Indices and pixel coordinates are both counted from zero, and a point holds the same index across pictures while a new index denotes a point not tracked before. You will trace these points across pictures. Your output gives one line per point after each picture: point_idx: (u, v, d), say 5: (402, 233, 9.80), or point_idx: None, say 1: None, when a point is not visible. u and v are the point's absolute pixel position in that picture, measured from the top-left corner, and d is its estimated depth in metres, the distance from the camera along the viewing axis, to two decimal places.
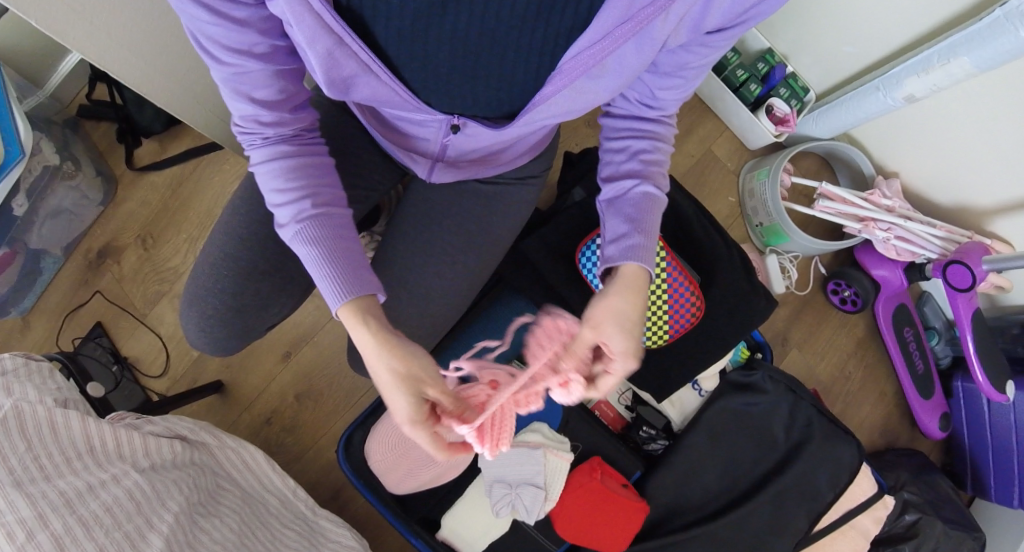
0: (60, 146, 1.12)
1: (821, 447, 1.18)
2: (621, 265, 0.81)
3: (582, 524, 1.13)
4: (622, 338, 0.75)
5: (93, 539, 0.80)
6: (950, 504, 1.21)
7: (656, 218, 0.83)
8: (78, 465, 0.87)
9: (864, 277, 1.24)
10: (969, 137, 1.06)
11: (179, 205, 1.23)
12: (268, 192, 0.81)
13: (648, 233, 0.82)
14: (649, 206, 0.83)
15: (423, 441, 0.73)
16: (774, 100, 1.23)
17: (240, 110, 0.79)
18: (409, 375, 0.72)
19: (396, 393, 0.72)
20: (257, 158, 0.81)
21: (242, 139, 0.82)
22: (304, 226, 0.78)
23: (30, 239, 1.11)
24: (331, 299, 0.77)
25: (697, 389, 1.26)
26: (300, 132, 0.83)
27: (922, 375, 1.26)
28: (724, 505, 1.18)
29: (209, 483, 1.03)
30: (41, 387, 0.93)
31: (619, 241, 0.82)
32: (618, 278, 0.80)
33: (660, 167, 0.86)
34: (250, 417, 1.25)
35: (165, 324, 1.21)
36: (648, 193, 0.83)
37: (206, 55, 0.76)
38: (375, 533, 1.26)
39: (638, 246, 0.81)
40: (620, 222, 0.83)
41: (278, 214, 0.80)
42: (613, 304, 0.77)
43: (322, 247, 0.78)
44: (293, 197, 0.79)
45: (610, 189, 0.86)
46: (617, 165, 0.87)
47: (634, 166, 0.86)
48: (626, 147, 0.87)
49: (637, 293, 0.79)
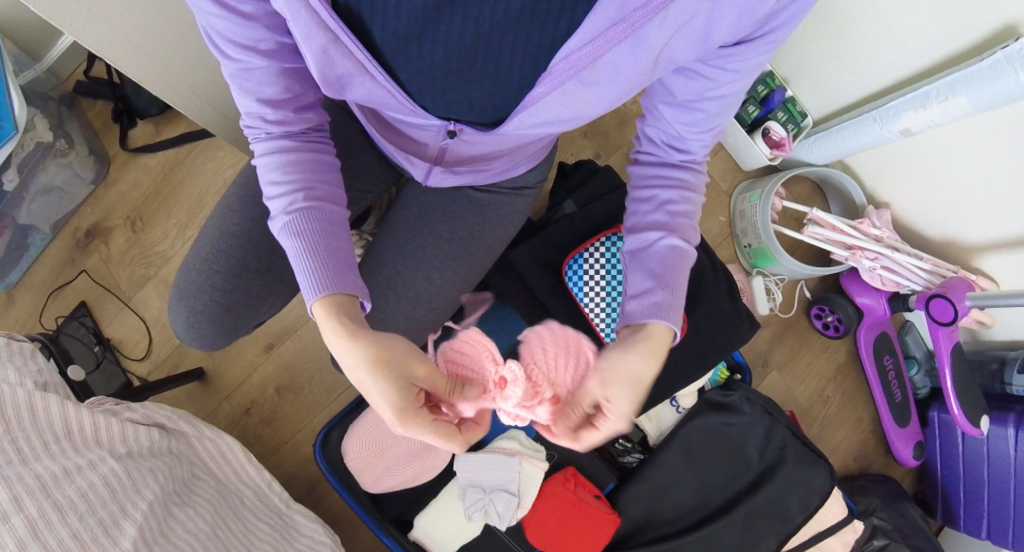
0: (54, 123, 1.11)
1: (793, 470, 1.21)
2: (648, 324, 0.80)
3: (553, 532, 1.17)
4: (627, 408, 0.75)
5: (67, 523, 0.80)
6: (922, 535, 1.23)
7: (682, 274, 0.83)
8: (55, 449, 0.88)
9: (848, 304, 1.25)
10: (958, 174, 1.07)
11: (171, 190, 1.22)
12: (265, 184, 0.83)
13: (672, 289, 0.81)
14: (675, 259, 0.83)
15: (420, 434, 0.75)
16: (771, 124, 1.23)
17: (247, 107, 0.82)
18: (389, 361, 0.74)
19: (377, 388, 0.74)
20: (260, 151, 0.84)
21: (249, 134, 0.84)
22: (292, 218, 0.80)
23: (18, 215, 1.10)
24: (308, 294, 0.78)
25: (675, 405, 1.28)
26: (307, 130, 0.85)
27: (899, 403, 1.27)
28: (694, 522, 1.21)
29: (185, 473, 1.04)
30: (22, 369, 0.93)
31: (643, 298, 0.81)
32: (641, 335, 0.79)
33: (688, 219, 0.85)
34: (230, 406, 1.25)
35: (149, 309, 1.20)
36: (674, 246, 0.83)
37: (217, 52, 0.78)
38: (349, 529, 1.26)
39: (661, 304, 0.80)
40: (644, 278, 0.83)
41: (271, 205, 0.82)
42: (630, 362, 0.76)
43: (307, 241, 0.79)
44: (286, 190, 0.81)
45: (635, 241, 0.86)
46: (643, 216, 0.87)
47: (661, 218, 0.86)
48: (653, 198, 0.87)
49: (659, 358, 0.78)
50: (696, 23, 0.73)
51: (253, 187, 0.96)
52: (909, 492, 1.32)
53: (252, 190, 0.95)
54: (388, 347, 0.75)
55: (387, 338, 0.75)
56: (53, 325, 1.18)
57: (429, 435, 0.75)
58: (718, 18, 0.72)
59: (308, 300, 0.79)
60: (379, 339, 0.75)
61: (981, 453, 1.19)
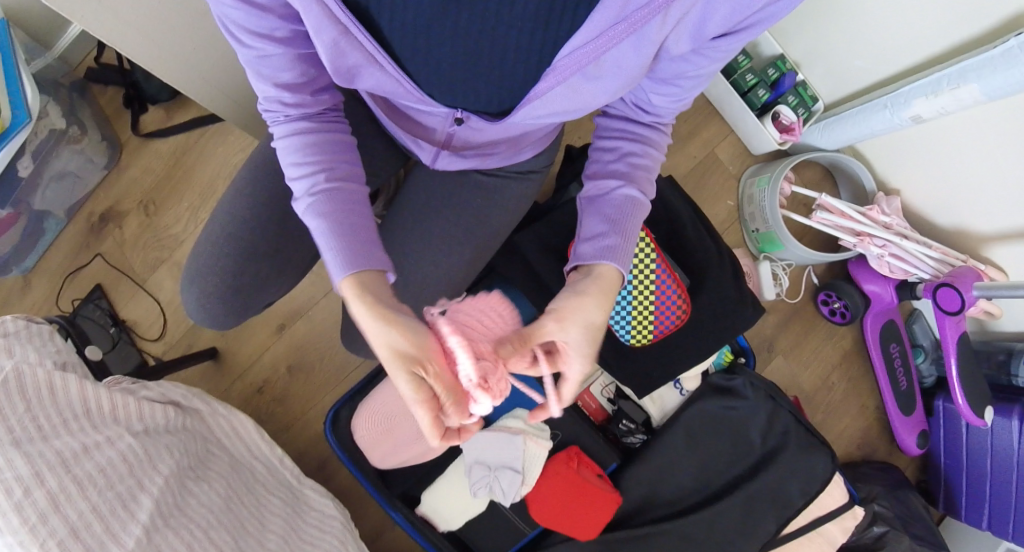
0: (67, 110, 1.13)
1: (794, 456, 1.23)
2: (597, 265, 0.86)
3: (556, 508, 1.21)
4: (581, 338, 0.80)
5: (87, 496, 0.87)
6: (922, 522, 1.24)
7: (634, 222, 0.90)
8: (75, 427, 0.93)
9: (855, 292, 1.23)
10: (967, 165, 1.04)
11: (182, 175, 1.24)
12: (286, 166, 0.85)
13: (625, 235, 0.88)
14: (632, 208, 0.89)
15: (424, 421, 0.73)
16: (780, 108, 1.21)
17: (264, 92, 0.84)
18: (406, 355, 0.72)
19: (402, 374, 0.73)
20: (279, 133, 0.86)
21: (267, 117, 0.87)
22: (316, 200, 0.82)
23: (33, 201, 1.13)
24: (337, 272, 0.81)
25: (679, 389, 1.31)
26: (322, 111, 0.88)
27: (905, 393, 1.26)
28: (695, 503, 1.25)
29: (200, 449, 1.09)
30: (42, 349, 0.98)
31: (596, 241, 0.88)
32: (590, 279, 0.85)
33: (645, 172, 0.91)
34: (243, 385, 1.28)
35: (164, 291, 1.22)
36: (630, 196, 0.89)
37: (232, 39, 0.79)
38: (356, 504, 1.30)
39: (614, 246, 0.87)
40: (599, 222, 0.89)
41: (294, 185, 0.85)
42: (584, 303, 0.82)
43: (332, 222, 0.82)
44: (309, 171, 0.84)
45: (593, 187, 0.92)
46: (605, 164, 0.93)
47: (621, 168, 0.91)
48: (616, 148, 0.92)
49: (610, 294, 0.84)
50: (691, 15, 0.74)
51: (262, 175, 0.98)
52: (912, 480, 1.33)
53: (259, 179, 0.98)
54: (412, 337, 0.73)
55: (407, 328, 0.74)
56: (70, 307, 1.21)
57: (423, 413, 0.73)
58: (714, 10, 0.74)
59: (337, 277, 0.82)
60: (410, 327, 0.74)
61: (985, 446, 1.18)
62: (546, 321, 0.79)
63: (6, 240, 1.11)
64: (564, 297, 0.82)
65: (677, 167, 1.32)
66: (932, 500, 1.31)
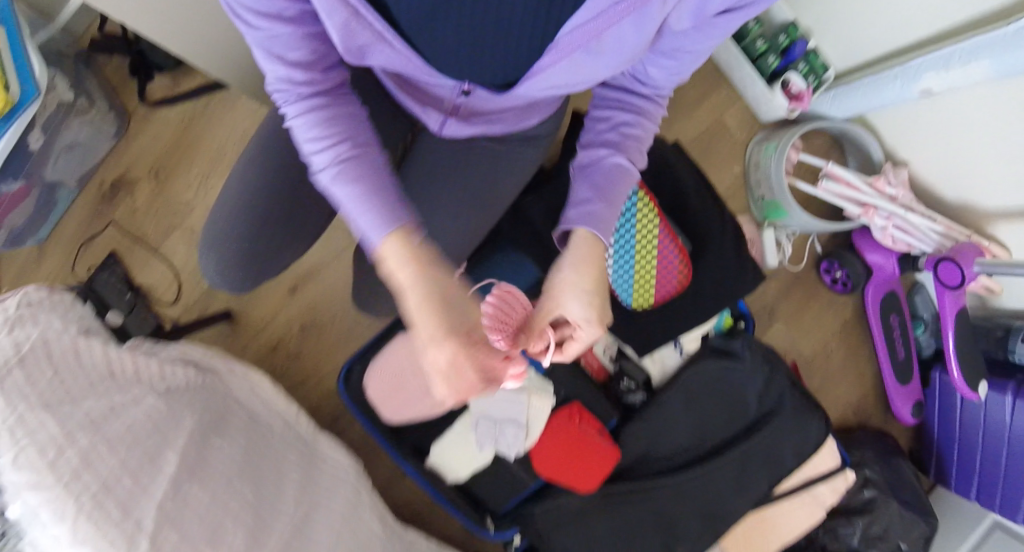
0: (74, 81, 1.15)
1: (789, 418, 1.27)
2: (576, 230, 0.87)
3: (558, 462, 1.25)
4: (584, 310, 0.84)
5: (117, 454, 0.91)
6: (912, 491, 1.28)
7: (621, 191, 0.89)
8: (103, 388, 0.99)
9: (856, 261, 1.28)
10: (972, 140, 1.04)
11: (190, 142, 1.28)
12: (305, 143, 0.83)
13: (610, 203, 0.88)
14: (619, 176, 0.89)
15: (446, 356, 0.74)
16: (791, 75, 1.17)
17: (274, 72, 0.83)
18: (434, 291, 0.76)
19: (425, 311, 0.76)
20: (293, 114, 0.85)
21: (277, 100, 0.85)
22: (343, 167, 0.81)
23: (44, 172, 1.15)
24: (374, 236, 0.80)
25: (678, 349, 1.33)
26: (333, 89, 0.87)
27: (902, 363, 1.28)
28: (692, 459, 1.28)
29: (219, 405, 1.16)
30: (66, 316, 1.05)
31: (583, 207, 0.88)
32: (570, 246, 0.87)
33: (637, 143, 0.91)
34: (258, 344, 1.34)
35: (178, 256, 1.27)
36: (619, 164, 0.89)
37: (239, 23, 0.79)
38: (368, 455, 1.38)
39: (596, 213, 0.87)
40: (586, 189, 0.89)
41: (315, 160, 0.83)
42: (567, 277, 0.84)
43: (365, 184, 0.81)
44: (331, 142, 0.82)
45: (584, 155, 0.91)
46: (597, 134, 0.92)
47: (613, 137, 0.90)
48: (610, 118, 0.91)
49: (595, 264, 0.85)
50: None
51: (264, 155, 1.00)
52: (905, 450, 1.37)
53: (265, 156, 1.00)
54: (444, 280, 0.78)
55: (434, 271, 0.78)
56: (86, 274, 1.25)
57: (448, 347, 0.74)
58: None
59: (374, 242, 0.81)
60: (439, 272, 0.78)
61: (978, 417, 1.20)
62: (542, 303, 0.85)
63: (21, 211, 1.14)
64: (554, 277, 0.86)
65: (684, 132, 1.32)
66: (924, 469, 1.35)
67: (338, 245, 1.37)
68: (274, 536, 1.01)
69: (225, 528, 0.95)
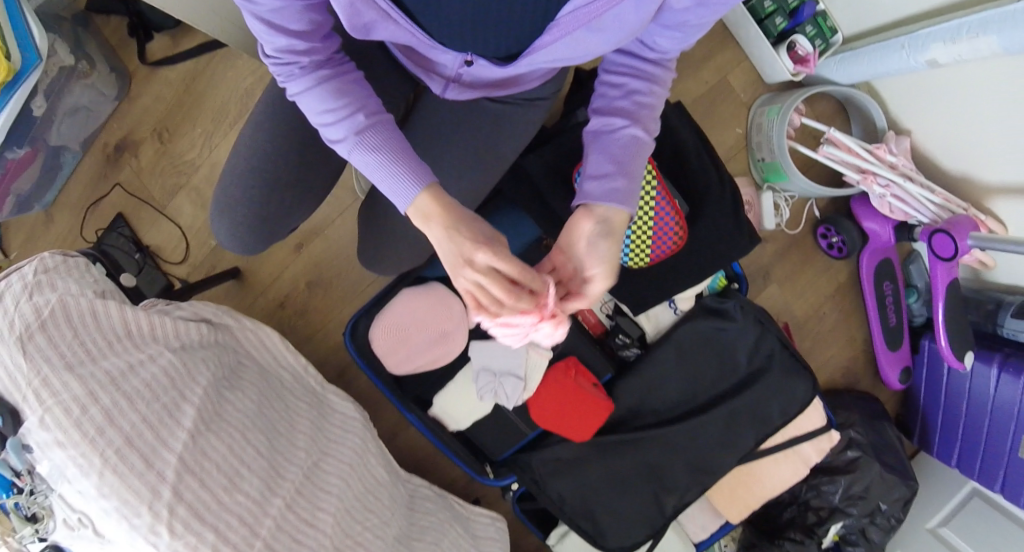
0: (73, 46, 1.19)
1: (777, 378, 1.31)
2: (602, 206, 0.87)
3: (555, 414, 1.29)
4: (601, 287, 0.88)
5: (138, 409, 0.95)
6: (893, 452, 1.35)
7: (639, 162, 0.89)
8: (119, 347, 1.00)
9: (853, 228, 1.30)
10: (974, 110, 1.07)
11: (193, 100, 1.29)
12: (317, 115, 0.85)
13: (631, 176, 0.88)
14: (636, 148, 0.89)
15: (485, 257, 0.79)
16: (797, 38, 1.20)
17: (275, 44, 0.83)
18: (459, 224, 0.82)
19: (450, 240, 0.82)
20: (297, 86, 0.86)
21: (278, 71, 0.86)
22: (365, 135, 0.84)
23: (49, 136, 1.20)
24: (405, 196, 0.84)
25: (673, 308, 1.36)
26: (330, 56, 0.88)
27: (893, 328, 1.33)
28: (682, 414, 1.33)
29: (231, 360, 1.19)
30: (81, 281, 1.06)
31: (605, 182, 0.87)
32: (604, 224, 0.87)
33: (651, 111, 0.90)
34: (266, 300, 1.39)
35: (184, 216, 1.30)
36: (635, 136, 0.88)
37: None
38: (373, 405, 1.45)
39: (619, 189, 0.87)
40: (604, 162, 0.88)
41: (331, 131, 0.85)
42: (606, 253, 0.86)
43: (388, 148, 0.84)
44: (344, 113, 0.85)
45: (599, 124, 0.90)
46: (611, 101, 0.90)
47: (626, 106, 0.89)
48: (623, 85, 0.89)
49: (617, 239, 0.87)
50: None
51: (264, 127, 1.01)
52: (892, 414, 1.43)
53: (263, 128, 1.01)
54: (471, 220, 0.83)
55: (460, 210, 0.83)
56: (94, 237, 1.30)
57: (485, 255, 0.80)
58: None
59: (405, 201, 0.84)
60: (463, 213, 0.83)
61: (963, 388, 1.25)
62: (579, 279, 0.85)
63: (27, 176, 1.20)
64: (592, 251, 0.86)
65: (688, 93, 1.31)
66: (908, 433, 1.41)
67: (342, 204, 1.40)
68: (288, 484, 1.05)
69: (242, 476, 1.00)
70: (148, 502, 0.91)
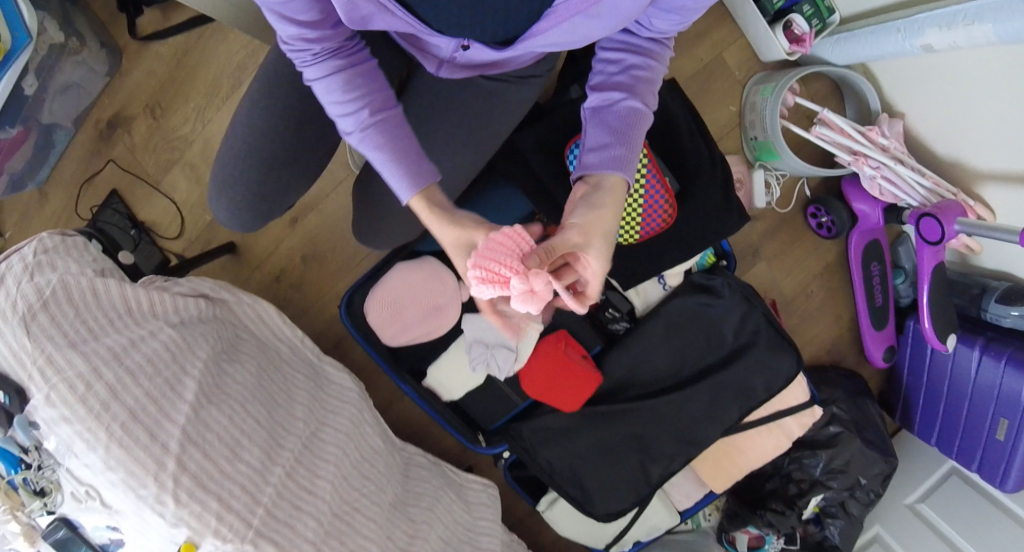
0: (63, 21, 1.18)
1: (763, 352, 1.33)
2: (605, 175, 0.86)
3: (545, 384, 1.32)
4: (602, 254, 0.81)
5: (139, 384, 0.98)
6: (874, 428, 1.38)
7: (639, 133, 0.89)
8: (119, 323, 1.03)
9: (842, 209, 1.33)
10: (972, 93, 1.08)
11: (186, 74, 1.29)
12: (330, 105, 0.86)
13: (631, 144, 0.88)
14: (635, 119, 0.88)
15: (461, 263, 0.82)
16: (794, 17, 1.19)
17: (286, 33, 0.82)
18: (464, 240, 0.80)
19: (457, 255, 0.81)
20: (311, 73, 0.86)
21: (292, 56, 0.85)
22: (370, 132, 0.86)
23: (41, 115, 1.21)
24: (404, 195, 0.86)
25: (662, 284, 1.39)
26: (342, 42, 0.87)
27: (879, 308, 1.36)
28: (671, 386, 1.35)
29: (230, 333, 1.22)
30: (80, 260, 1.08)
31: (604, 151, 0.87)
32: (601, 191, 0.85)
33: (649, 85, 0.89)
34: (261, 273, 1.42)
35: (178, 191, 1.32)
36: (634, 107, 0.88)
37: None
38: (369, 376, 1.49)
39: (618, 157, 0.87)
40: (603, 132, 0.88)
41: (342, 122, 0.87)
42: (605, 217, 0.82)
43: (390, 147, 0.86)
44: (353, 106, 0.86)
45: (598, 98, 0.90)
46: (608, 76, 0.90)
47: (624, 80, 0.89)
48: (620, 60, 0.89)
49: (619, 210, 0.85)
50: None
51: (253, 109, 1.02)
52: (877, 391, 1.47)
53: (253, 110, 1.02)
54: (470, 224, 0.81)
55: (465, 219, 0.81)
56: (89, 214, 1.31)
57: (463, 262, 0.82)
58: None
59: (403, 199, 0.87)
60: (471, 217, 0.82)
61: (945, 368, 1.28)
62: (570, 233, 0.80)
63: (20, 156, 1.21)
64: (582, 212, 0.82)
65: (682, 70, 1.31)
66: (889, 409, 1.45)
67: (336, 178, 1.41)
68: (288, 453, 1.09)
69: (243, 447, 1.04)
70: (153, 473, 0.95)
